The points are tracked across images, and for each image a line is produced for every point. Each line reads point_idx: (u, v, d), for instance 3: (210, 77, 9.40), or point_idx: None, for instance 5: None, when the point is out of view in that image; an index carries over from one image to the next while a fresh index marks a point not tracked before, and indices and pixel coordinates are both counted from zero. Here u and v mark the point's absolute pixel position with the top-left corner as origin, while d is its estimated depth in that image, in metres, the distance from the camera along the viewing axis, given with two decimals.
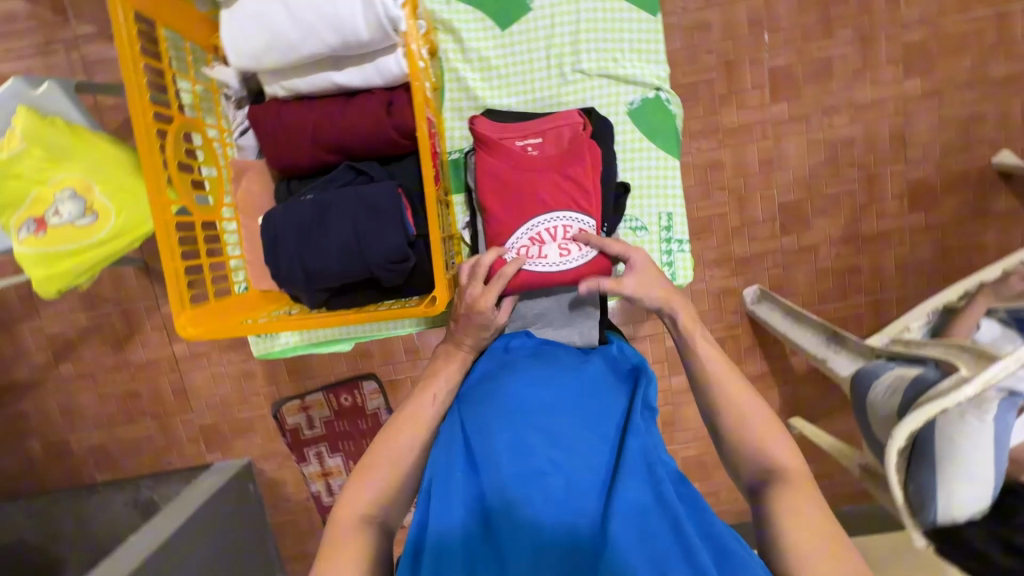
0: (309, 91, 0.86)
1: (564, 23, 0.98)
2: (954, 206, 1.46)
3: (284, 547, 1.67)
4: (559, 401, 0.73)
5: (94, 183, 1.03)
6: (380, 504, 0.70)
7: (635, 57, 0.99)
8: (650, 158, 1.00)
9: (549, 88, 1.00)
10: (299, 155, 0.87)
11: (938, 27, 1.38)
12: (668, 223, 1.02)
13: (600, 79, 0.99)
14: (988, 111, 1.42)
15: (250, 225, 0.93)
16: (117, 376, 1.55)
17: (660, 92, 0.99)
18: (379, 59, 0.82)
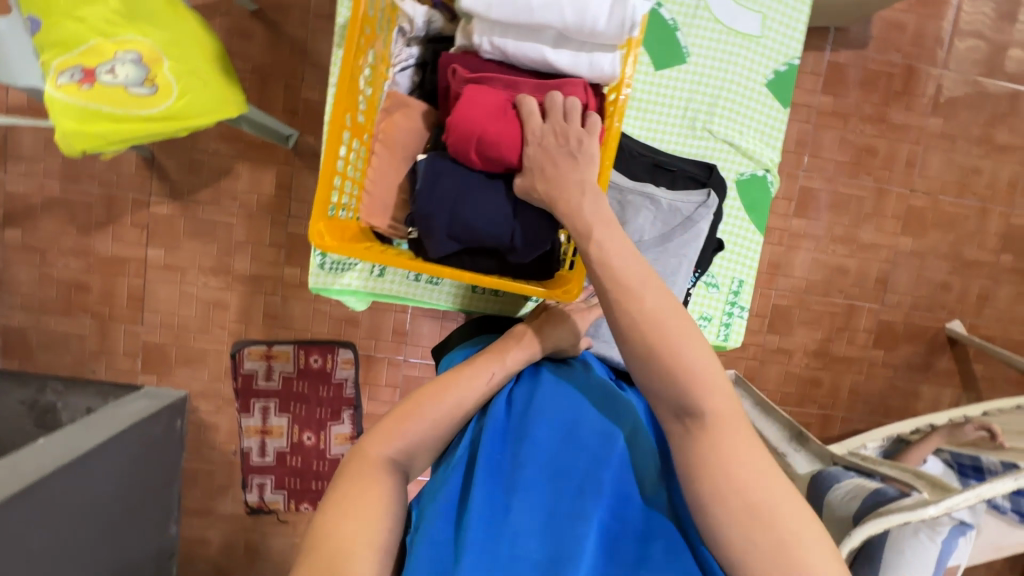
0: (515, 55, 0.71)
1: (709, 81, 0.97)
2: (907, 354, 1.66)
3: (188, 498, 1.52)
4: (614, 408, 0.73)
5: (165, 58, 0.95)
6: (404, 449, 0.67)
7: (758, 137, 0.99)
8: (742, 232, 0.99)
9: (674, 136, 0.98)
10: (477, 132, 0.69)
11: (936, 201, 1.60)
12: (736, 289, 1.00)
13: (721, 144, 0.98)
14: (954, 284, 1.64)
15: (387, 159, 0.75)
16: (71, 262, 1.39)
17: (767, 173, 0.99)
18: (597, 53, 0.70)
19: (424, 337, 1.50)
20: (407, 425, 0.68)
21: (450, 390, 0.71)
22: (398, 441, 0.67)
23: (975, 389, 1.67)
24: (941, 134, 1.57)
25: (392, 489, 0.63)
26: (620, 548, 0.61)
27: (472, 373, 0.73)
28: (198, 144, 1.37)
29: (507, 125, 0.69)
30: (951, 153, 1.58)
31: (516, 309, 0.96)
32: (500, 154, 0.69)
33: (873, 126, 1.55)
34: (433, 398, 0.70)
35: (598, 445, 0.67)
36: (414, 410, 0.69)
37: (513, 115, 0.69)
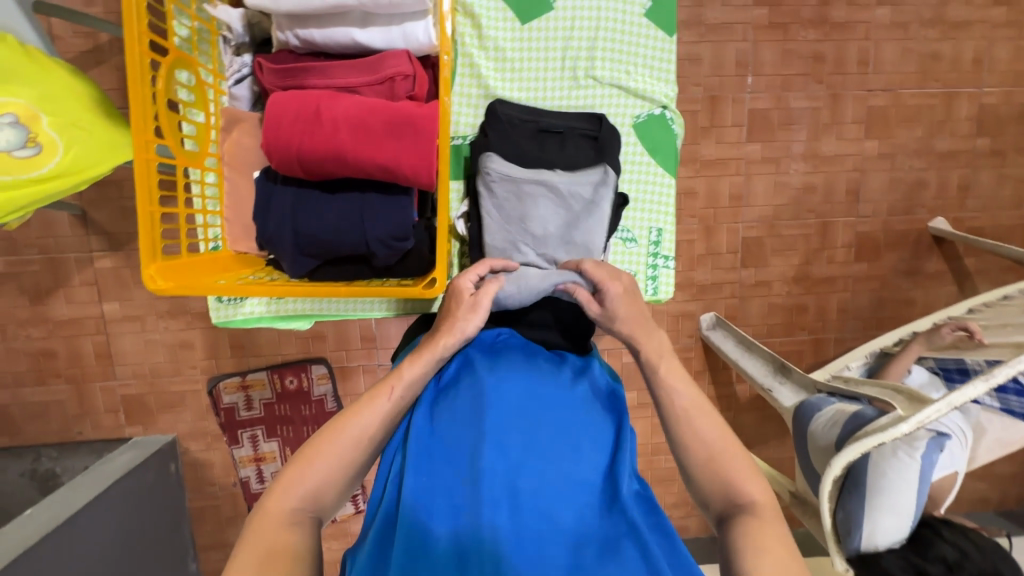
0: (325, 44, 0.71)
1: (583, 25, 0.92)
2: (893, 261, 1.59)
3: (201, 535, 1.55)
4: (537, 404, 0.73)
5: (43, 114, 0.92)
6: (308, 495, 0.66)
7: (648, 74, 0.94)
8: (651, 178, 0.96)
9: (558, 90, 0.93)
10: (295, 151, 0.65)
11: (898, 96, 1.51)
12: (657, 239, 0.97)
13: (610, 89, 0.94)
14: (930, 179, 1.56)
15: (235, 181, 0.75)
16: (32, 331, 1.40)
17: (665, 111, 0.95)
18: (407, 23, 0.70)
19: (393, 339, 1.48)
20: (311, 467, 0.67)
21: (345, 427, 0.70)
22: (299, 489, 0.66)
23: (970, 284, 1.60)
24: (892, 24, 1.47)
25: (299, 542, 0.62)
26: (551, 553, 0.60)
27: (379, 402, 0.73)
28: (125, 191, 1.35)
29: (327, 138, 0.65)
30: (905, 41, 1.48)
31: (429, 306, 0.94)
32: (324, 168, 0.66)
33: (816, 30, 1.45)
34: (337, 433, 0.69)
35: (520, 454, 0.67)
36: (318, 449, 0.68)
37: (332, 125, 0.65)
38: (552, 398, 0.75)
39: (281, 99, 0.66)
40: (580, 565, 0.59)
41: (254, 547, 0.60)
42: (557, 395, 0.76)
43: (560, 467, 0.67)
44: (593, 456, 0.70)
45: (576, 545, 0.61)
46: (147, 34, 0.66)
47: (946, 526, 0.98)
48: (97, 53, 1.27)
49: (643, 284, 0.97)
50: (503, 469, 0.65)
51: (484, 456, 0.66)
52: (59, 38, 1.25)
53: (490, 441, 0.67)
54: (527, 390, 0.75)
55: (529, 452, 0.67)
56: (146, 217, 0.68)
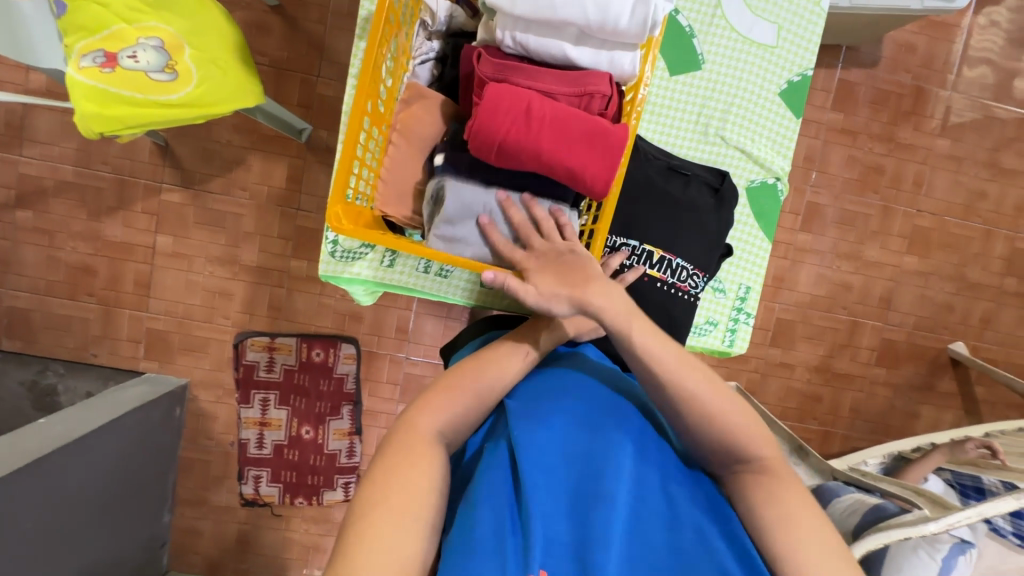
0: (536, 51, 0.71)
1: (722, 90, 0.98)
2: (909, 373, 1.66)
3: (182, 488, 1.51)
4: (629, 402, 0.76)
5: (187, 46, 0.97)
6: (444, 425, 0.67)
7: (769, 145, 1.00)
8: (751, 238, 1.00)
9: (687, 141, 0.98)
10: (498, 141, 0.67)
11: (942, 222, 1.61)
12: (744, 295, 1.01)
13: (733, 151, 0.99)
14: (957, 304, 1.64)
15: (406, 151, 0.77)
16: (79, 245, 1.40)
17: (778, 182, 1.00)
18: (617, 52, 0.71)
19: (427, 335, 1.50)
20: (450, 404, 0.68)
21: (467, 376, 0.72)
22: (440, 416, 0.67)
23: (976, 412, 1.66)
24: (949, 156, 1.58)
25: (440, 466, 0.62)
26: (650, 533, 0.62)
27: (501, 355, 0.76)
28: (212, 134, 1.38)
29: (531, 135, 0.67)
30: (957, 174, 1.59)
31: (523, 306, 0.96)
32: (517, 159, 0.69)
33: (881, 145, 1.56)
34: (468, 378, 0.72)
35: (614, 434, 0.68)
36: (446, 390, 0.70)
37: (540, 125, 0.67)
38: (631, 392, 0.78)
39: (494, 87, 0.66)
40: (678, 547, 0.61)
41: (400, 458, 0.60)
42: (635, 393, 0.79)
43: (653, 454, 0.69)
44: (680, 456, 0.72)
45: (672, 527, 0.63)
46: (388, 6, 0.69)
47: None
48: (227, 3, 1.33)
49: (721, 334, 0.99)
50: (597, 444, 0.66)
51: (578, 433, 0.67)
52: None
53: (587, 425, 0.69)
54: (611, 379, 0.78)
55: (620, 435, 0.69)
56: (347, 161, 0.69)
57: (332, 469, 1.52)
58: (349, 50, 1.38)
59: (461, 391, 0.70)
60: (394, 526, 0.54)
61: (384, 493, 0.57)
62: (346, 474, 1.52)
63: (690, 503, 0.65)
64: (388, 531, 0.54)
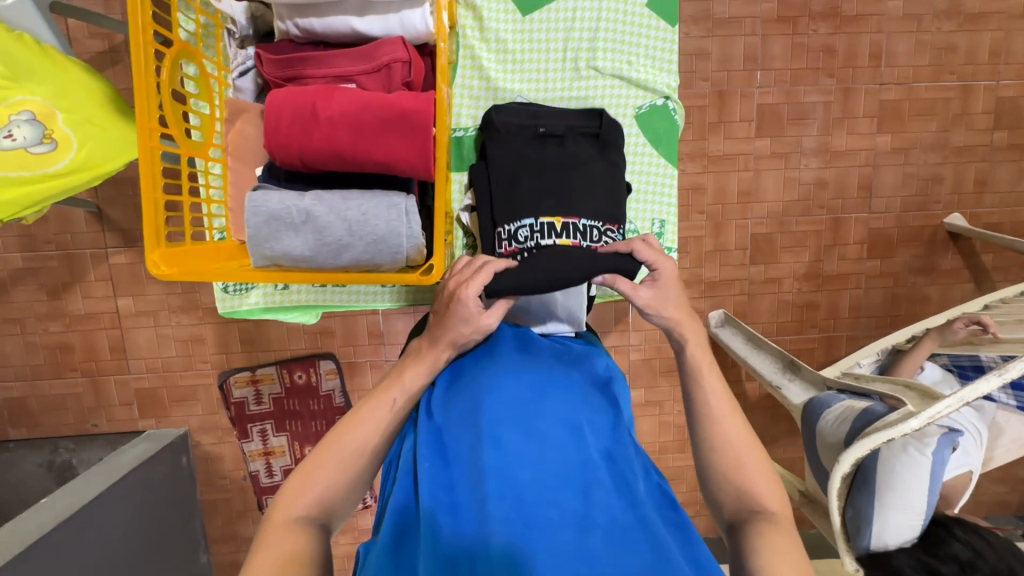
0: (325, 33, 0.75)
1: (585, 18, 0.92)
2: (907, 258, 1.56)
3: (212, 527, 1.58)
4: (540, 395, 0.72)
5: (58, 111, 0.94)
6: (316, 500, 0.68)
7: (650, 64, 0.94)
8: (653, 167, 0.95)
9: (561, 82, 0.93)
10: (297, 150, 0.68)
11: (911, 90, 1.48)
12: (659, 231, 0.97)
13: (612, 80, 0.93)
14: (946, 173, 1.53)
15: (239, 171, 0.78)
16: (50, 326, 1.43)
17: (668, 101, 0.94)
18: (403, 11, 0.73)
19: (400, 335, 1.49)
20: (316, 480, 0.69)
21: (342, 443, 0.71)
22: (305, 498, 0.68)
23: (987, 282, 1.56)
24: (904, 17, 1.44)
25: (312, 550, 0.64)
26: (561, 539, 0.58)
27: (381, 405, 0.73)
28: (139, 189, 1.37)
29: (324, 134, 0.67)
30: (919, 34, 1.45)
31: (432, 296, 0.94)
32: (325, 164, 0.70)
33: (827, 24, 1.43)
34: (339, 443, 0.70)
35: (516, 443, 0.65)
36: (317, 459, 0.70)
37: (332, 125, 0.67)
38: (545, 382, 0.74)
39: (279, 97, 0.68)
40: (590, 552, 0.57)
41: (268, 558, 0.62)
42: (550, 377, 0.75)
43: (561, 451, 0.66)
44: (594, 441, 0.68)
45: (583, 529, 0.59)
46: (152, 27, 0.68)
47: (960, 526, 0.97)
48: (113, 54, 1.30)
49: None
50: (501, 460, 0.64)
51: (481, 452, 0.64)
52: (76, 40, 1.28)
53: (489, 438, 0.66)
54: (518, 377, 0.74)
55: (525, 443, 0.66)
56: (154, 203, 0.70)
57: None
58: None
59: (325, 464, 0.70)
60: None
61: None
62: None
63: (603, 498, 0.62)
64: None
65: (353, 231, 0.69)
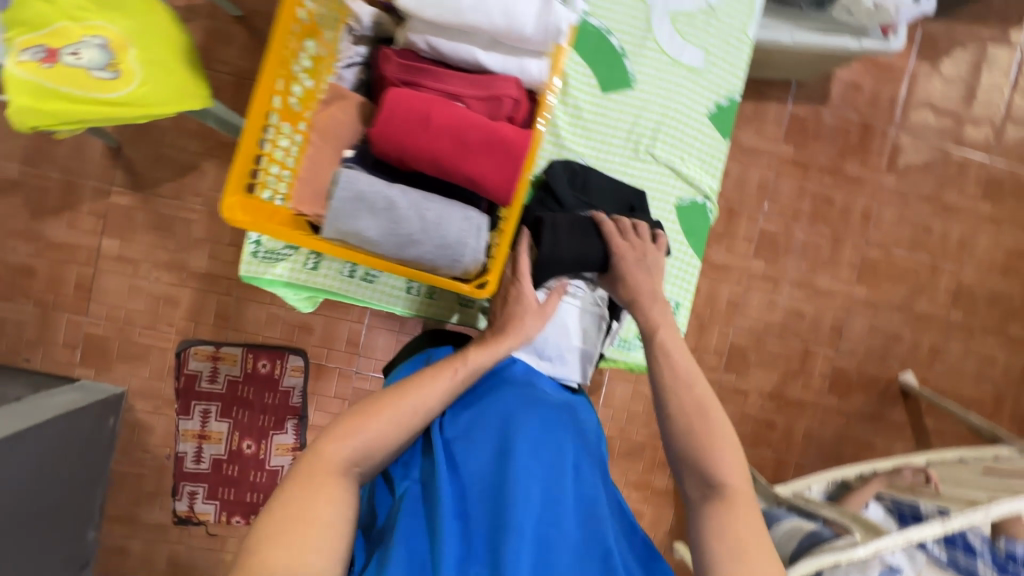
0: (449, 57, 0.76)
1: (656, 109, 0.97)
2: (861, 402, 1.67)
3: (112, 503, 1.44)
4: (552, 428, 0.77)
5: (132, 46, 0.96)
6: (367, 444, 0.65)
7: (700, 165, 1.00)
8: (683, 256, 0.99)
9: (620, 159, 0.98)
10: (398, 148, 0.71)
11: (890, 254, 1.66)
12: (672, 311, 0.99)
13: (665, 169, 0.98)
14: (906, 334, 1.68)
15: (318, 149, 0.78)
16: (19, 245, 1.36)
17: (707, 201, 1.01)
18: (526, 60, 0.76)
19: (378, 350, 1.48)
20: (366, 427, 0.66)
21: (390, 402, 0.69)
22: (357, 441, 0.64)
23: (926, 442, 1.68)
24: (895, 191, 1.65)
25: (348, 495, 0.61)
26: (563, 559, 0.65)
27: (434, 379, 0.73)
28: (166, 139, 1.37)
29: (428, 141, 0.71)
30: (904, 209, 1.65)
31: (449, 316, 0.96)
32: (419, 166, 0.73)
33: (831, 178, 1.62)
34: (397, 403, 0.69)
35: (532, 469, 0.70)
36: (379, 406, 0.68)
37: (438, 132, 0.70)
38: (553, 417, 0.78)
39: (395, 95, 0.71)
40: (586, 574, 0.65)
41: (303, 493, 0.59)
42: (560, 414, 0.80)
43: (569, 482, 0.72)
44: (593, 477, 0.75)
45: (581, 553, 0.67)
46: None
47: None
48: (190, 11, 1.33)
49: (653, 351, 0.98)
50: (517, 484, 0.68)
51: (501, 470, 0.69)
52: None
53: (507, 461, 0.70)
54: (532, 413, 0.77)
55: (539, 467, 0.71)
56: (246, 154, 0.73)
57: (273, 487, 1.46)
58: None
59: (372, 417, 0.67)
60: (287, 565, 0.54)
61: (285, 547, 0.55)
62: None
63: (601, 528, 0.69)
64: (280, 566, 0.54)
65: (427, 229, 0.72)
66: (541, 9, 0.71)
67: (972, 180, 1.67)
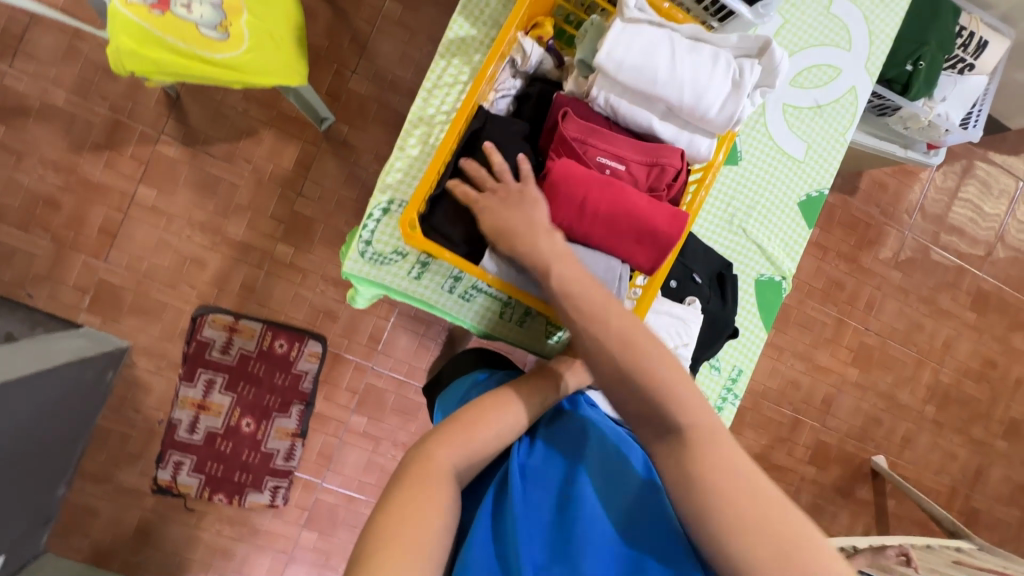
0: (624, 117, 0.75)
1: (752, 186, 1.01)
2: (834, 476, 1.78)
3: (89, 460, 1.36)
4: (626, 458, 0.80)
5: (246, 12, 0.94)
6: (461, 457, 0.69)
7: (783, 246, 1.03)
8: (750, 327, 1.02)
9: (710, 224, 1.00)
10: (583, 194, 0.70)
11: (884, 343, 1.78)
12: (734, 377, 1.01)
13: (750, 243, 1.01)
14: (885, 419, 1.80)
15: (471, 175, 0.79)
16: (48, 176, 1.29)
17: (782, 281, 1.03)
18: (697, 136, 0.77)
19: (399, 349, 1.47)
20: (465, 437, 0.71)
21: (486, 419, 0.74)
22: (458, 449, 0.69)
23: (885, 522, 1.80)
24: (898, 287, 1.78)
25: (447, 500, 0.63)
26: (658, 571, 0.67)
27: (525, 407, 0.79)
28: (229, 99, 1.33)
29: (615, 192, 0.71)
30: (903, 304, 1.78)
31: (538, 344, 0.96)
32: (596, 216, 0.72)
33: (845, 264, 1.73)
34: (490, 421, 0.75)
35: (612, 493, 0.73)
36: (473, 421, 0.74)
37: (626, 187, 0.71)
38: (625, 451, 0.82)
39: (557, 180, 0.70)
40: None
41: (414, 495, 0.61)
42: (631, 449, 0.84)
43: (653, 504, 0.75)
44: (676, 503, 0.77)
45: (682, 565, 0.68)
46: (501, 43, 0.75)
47: None
48: None
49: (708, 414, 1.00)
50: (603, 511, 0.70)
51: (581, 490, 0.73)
52: None
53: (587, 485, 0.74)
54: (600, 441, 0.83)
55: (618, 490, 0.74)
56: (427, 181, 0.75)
57: (264, 469, 1.42)
58: (390, 56, 1.39)
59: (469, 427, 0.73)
60: (401, 564, 0.54)
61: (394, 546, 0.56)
62: (279, 478, 1.42)
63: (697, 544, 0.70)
64: (399, 568, 0.54)
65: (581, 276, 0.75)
66: (729, 95, 0.72)
67: (964, 289, 1.82)
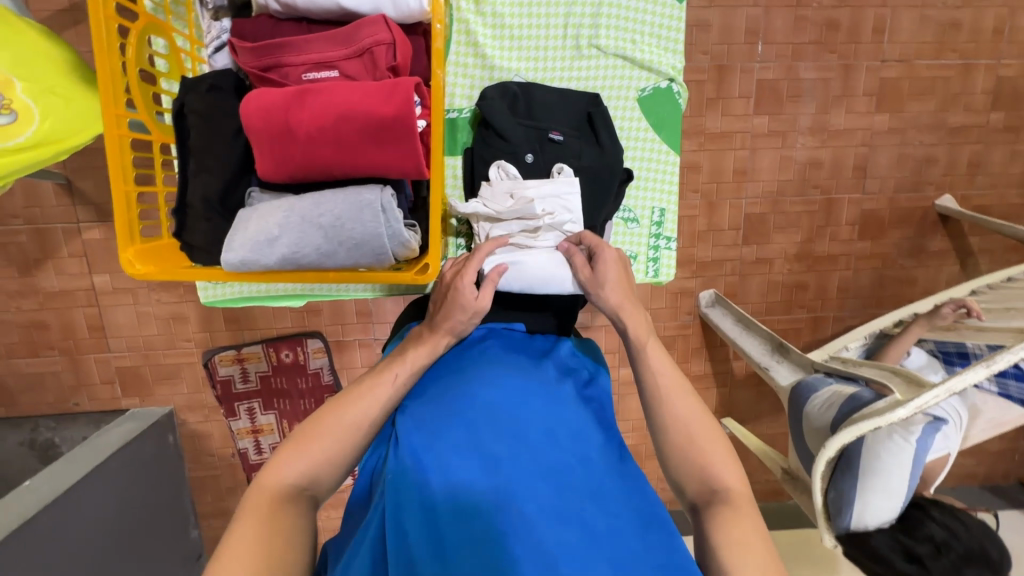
0: (307, 9, 0.76)
1: None
2: (897, 240, 1.57)
3: (201, 504, 1.58)
4: (523, 398, 0.69)
5: (18, 80, 0.87)
6: (307, 469, 0.66)
7: (655, 44, 0.94)
8: (654, 152, 0.96)
9: (560, 60, 0.93)
10: (281, 113, 0.68)
11: (913, 68, 1.45)
12: (660, 219, 0.99)
13: (614, 59, 0.94)
14: (940, 155, 1.52)
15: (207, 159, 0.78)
16: (22, 303, 1.38)
17: (672, 83, 0.95)
18: None
19: (389, 314, 1.47)
20: (309, 449, 0.67)
21: (329, 418, 0.69)
22: (299, 466, 0.66)
23: (973, 264, 1.58)
24: None
25: (296, 521, 0.63)
26: (534, 531, 0.57)
27: (377, 386, 0.73)
28: None
29: (313, 101, 0.68)
30: (924, 9, 1.41)
31: None
32: (303, 131, 0.68)
33: None
34: (338, 418, 0.69)
35: (492, 449, 0.63)
36: (319, 423, 0.69)
37: (322, 94, 0.69)
38: (523, 388, 0.71)
39: (251, 112, 0.69)
40: (565, 540, 0.57)
41: (251, 528, 0.60)
42: (535, 383, 0.73)
43: (542, 449, 0.64)
44: (574, 442, 0.67)
45: (558, 520, 0.58)
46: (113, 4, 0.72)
47: (936, 508, 1.02)
48: (74, 12, 1.19)
49: (644, 264, 0.99)
50: (475, 475, 0.62)
51: (455, 462, 0.63)
52: None
53: (462, 450, 0.64)
54: (497, 383, 0.71)
55: (500, 441, 0.64)
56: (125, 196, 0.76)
57: None
58: None
59: (324, 434, 0.68)
60: None
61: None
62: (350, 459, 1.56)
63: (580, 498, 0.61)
64: None
65: (330, 236, 0.70)
66: None
67: None
